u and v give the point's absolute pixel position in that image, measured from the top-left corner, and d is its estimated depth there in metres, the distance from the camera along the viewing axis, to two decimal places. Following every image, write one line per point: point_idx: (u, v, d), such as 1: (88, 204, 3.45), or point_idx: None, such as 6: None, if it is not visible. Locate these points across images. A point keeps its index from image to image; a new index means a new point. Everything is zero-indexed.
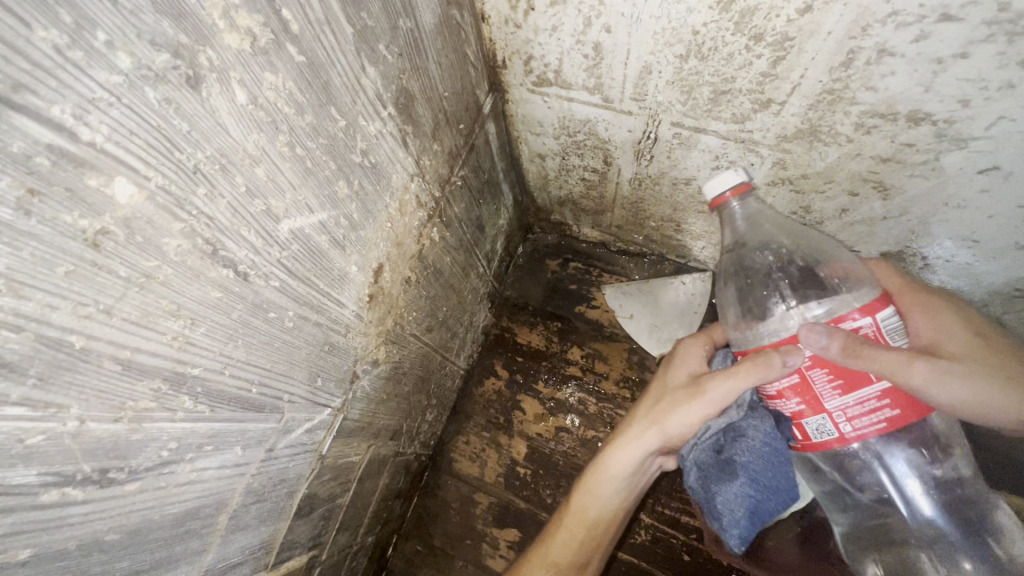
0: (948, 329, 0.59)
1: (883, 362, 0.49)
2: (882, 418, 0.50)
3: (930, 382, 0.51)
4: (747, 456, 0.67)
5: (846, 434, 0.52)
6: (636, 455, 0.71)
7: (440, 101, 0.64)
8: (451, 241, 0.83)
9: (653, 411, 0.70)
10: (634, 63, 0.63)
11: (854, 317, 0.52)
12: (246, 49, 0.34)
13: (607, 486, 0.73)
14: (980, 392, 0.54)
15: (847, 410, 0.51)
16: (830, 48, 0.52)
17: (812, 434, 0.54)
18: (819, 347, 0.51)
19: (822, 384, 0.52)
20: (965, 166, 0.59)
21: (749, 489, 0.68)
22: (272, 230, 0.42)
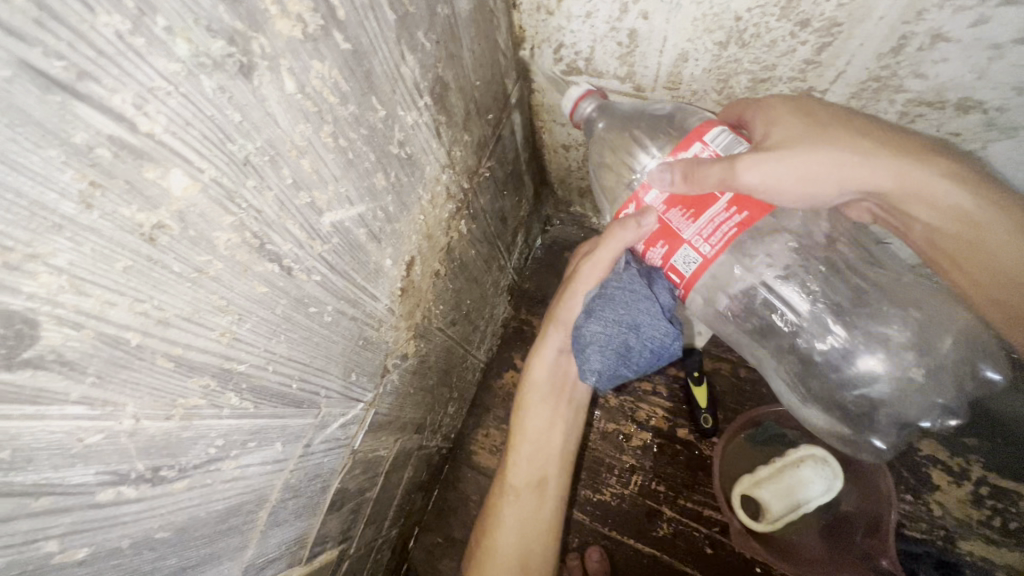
0: (784, 116, 0.56)
1: (714, 177, 0.52)
2: (732, 224, 0.53)
3: (760, 181, 0.52)
4: (614, 296, 0.63)
5: (708, 254, 0.53)
6: (549, 358, 0.75)
7: (472, 90, 0.62)
8: (475, 233, 0.82)
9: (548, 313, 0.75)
10: (670, 50, 0.62)
11: (685, 149, 0.55)
12: (296, 36, 0.33)
13: (537, 398, 0.76)
14: (823, 179, 0.54)
15: (698, 234, 0.54)
16: (882, 33, 0.50)
17: (684, 269, 0.56)
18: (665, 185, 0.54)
19: (676, 218, 0.55)
20: (1013, 155, 0.58)
21: (608, 329, 0.63)
22: (315, 224, 0.41)
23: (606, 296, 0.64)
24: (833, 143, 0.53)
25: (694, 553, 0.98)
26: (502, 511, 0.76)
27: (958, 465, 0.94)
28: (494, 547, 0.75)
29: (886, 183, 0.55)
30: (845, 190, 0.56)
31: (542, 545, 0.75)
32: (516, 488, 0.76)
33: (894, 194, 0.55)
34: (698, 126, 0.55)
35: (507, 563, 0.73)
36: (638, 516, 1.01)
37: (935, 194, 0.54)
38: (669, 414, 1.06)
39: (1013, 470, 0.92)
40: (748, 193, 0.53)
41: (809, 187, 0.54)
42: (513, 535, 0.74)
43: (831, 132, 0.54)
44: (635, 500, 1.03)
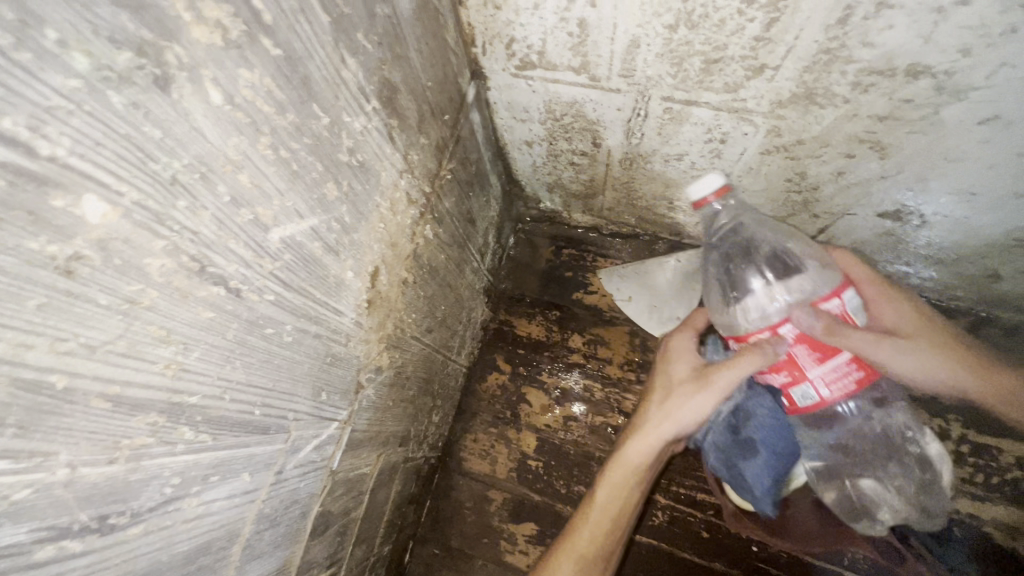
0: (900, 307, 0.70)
1: (852, 340, 0.59)
2: (851, 379, 0.62)
3: (882, 355, 0.63)
4: (761, 432, 0.81)
5: (825, 396, 0.62)
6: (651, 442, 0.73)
7: (424, 92, 0.61)
8: (444, 237, 0.81)
9: (662, 403, 0.74)
10: (622, 37, 0.61)
11: (826, 299, 0.62)
12: (217, 44, 0.31)
13: (627, 478, 0.74)
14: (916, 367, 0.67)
15: (824, 378, 0.61)
16: (828, 5, 0.50)
17: (799, 399, 0.64)
18: (806, 326, 0.60)
19: (804, 357, 0.61)
20: (965, 118, 0.58)
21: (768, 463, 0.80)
22: (261, 242, 0.39)
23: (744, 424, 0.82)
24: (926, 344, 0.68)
25: (691, 539, 0.98)
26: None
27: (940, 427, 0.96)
28: None
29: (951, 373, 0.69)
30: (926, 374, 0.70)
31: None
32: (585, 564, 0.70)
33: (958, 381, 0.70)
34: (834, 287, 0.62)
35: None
36: None
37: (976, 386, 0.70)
38: None
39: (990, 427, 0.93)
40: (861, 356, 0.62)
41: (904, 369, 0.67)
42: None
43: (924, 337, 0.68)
44: None
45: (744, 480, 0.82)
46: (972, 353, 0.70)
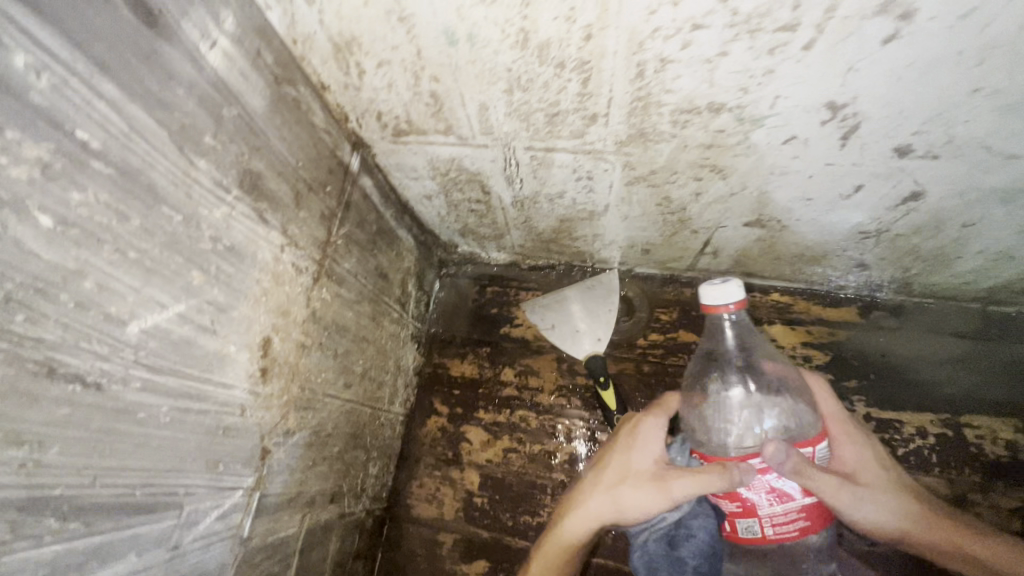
0: (868, 462, 0.73)
1: (812, 485, 0.60)
2: (796, 526, 0.62)
3: (836, 502, 0.63)
4: (694, 553, 0.70)
5: (766, 535, 0.62)
6: (588, 524, 0.74)
7: (295, 172, 0.67)
8: (349, 296, 0.85)
9: (610, 488, 0.73)
10: (470, 103, 0.69)
11: (804, 444, 0.62)
12: (38, 177, 0.36)
13: (558, 556, 0.76)
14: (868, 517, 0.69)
15: (775, 518, 0.61)
16: (622, 64, 0.58)
17: (741, 529, 0.64)
18: (775, 463, 0.59)
19: (761, 496, 0.61)
20: (771, 140, 0.67)
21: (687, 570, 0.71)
22: (119, 336, 0.43)
23: (681, 542, 0.71)
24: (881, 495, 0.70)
25: None
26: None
27: None
28: None
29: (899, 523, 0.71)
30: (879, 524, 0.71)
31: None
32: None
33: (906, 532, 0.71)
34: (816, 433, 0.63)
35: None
36: None
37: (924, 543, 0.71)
38: (588, 423, 1.11)
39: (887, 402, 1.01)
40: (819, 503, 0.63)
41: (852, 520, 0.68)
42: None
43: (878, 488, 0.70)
44: None
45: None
46: (921, 507, 0.72)
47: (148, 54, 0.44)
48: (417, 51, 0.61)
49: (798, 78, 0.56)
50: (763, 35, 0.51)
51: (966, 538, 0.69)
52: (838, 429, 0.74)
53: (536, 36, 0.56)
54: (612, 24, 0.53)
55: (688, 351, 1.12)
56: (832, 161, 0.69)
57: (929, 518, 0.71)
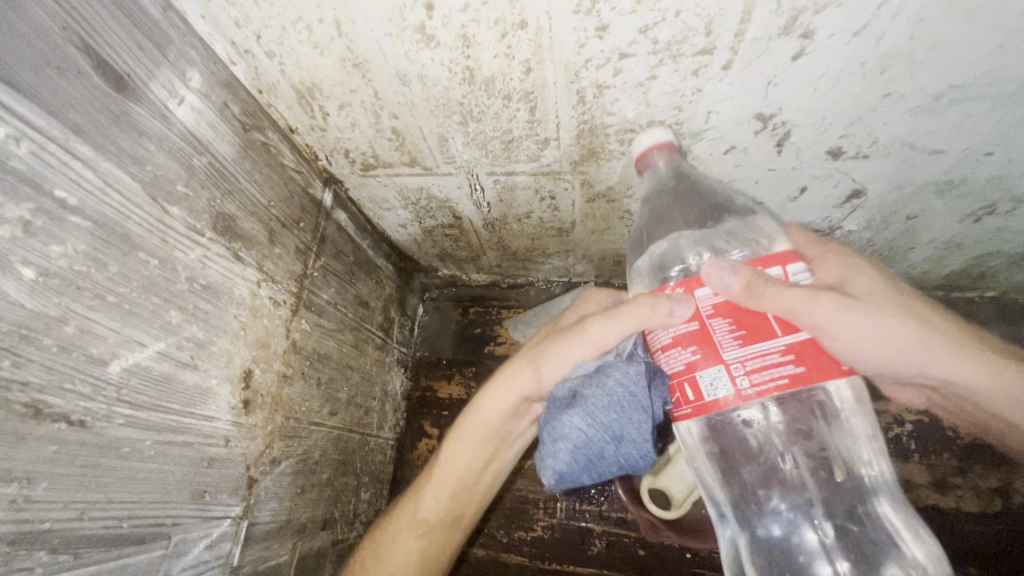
0: (866, 275, 0.61)
1: (782, 303, 0.50)
2: (783, 374, 0.48)
3: (825, 321, 0.53)
4: (599, 394, 0.64)
5: (740, 389, 0.49)
6: (510, 396, 0.77)
7: (268, 211, 0.71)
8: (330, 325, 0.88)
9: (534, 353, 0.75)
10: (430, 136, 0.73)
11: (767, 264, 0.53)
12: (20, 235, 0.39)
13: (478, 433, 0.80)
14: (898, 343, 0.59)
15: (746, 362, 0.49)
16: (564, 92, 0.63)
17: (705, 390, 0.51)
18: (722, 285, 0.52)
19: (722, 334, 0.51)
20: (712, 151, 0.71)
21: (592, 428, 0.64)
22: (101, 376, 0.46)
23: (586, 384, 0.65)
24: (909, 316, 0.59)
25: (629, 560, 1.02)
26: (409, 539, 0.82)
27: None
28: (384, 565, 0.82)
29: (933, 339, 0.60)
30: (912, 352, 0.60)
31: (426, 562, 0.83)
32: (426, 523, 0.82)
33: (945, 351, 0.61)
34: (783, 252, 0.54)
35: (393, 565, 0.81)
36: (572, 540, 1.05)
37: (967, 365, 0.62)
38: None
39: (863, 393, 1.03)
40: (809, 343, 0.50)
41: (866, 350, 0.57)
42: (405, 556, 0.82)
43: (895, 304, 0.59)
44: (566, 527, 1.06)
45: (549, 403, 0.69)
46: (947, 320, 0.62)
47: (120, 115, 0.48)
48: (375, 92, 0.66)
49: (725, 94, 0.61)
50: (685, 59, 0.56)
51: (1007, 367, 0.63)
52: (825, 254, 0.65)
53: (481, 72, 0.60)
54: (547, 58, 0.58)
55: None
56: (774, 166, 0.74)
57: (971, 350, 0.62)
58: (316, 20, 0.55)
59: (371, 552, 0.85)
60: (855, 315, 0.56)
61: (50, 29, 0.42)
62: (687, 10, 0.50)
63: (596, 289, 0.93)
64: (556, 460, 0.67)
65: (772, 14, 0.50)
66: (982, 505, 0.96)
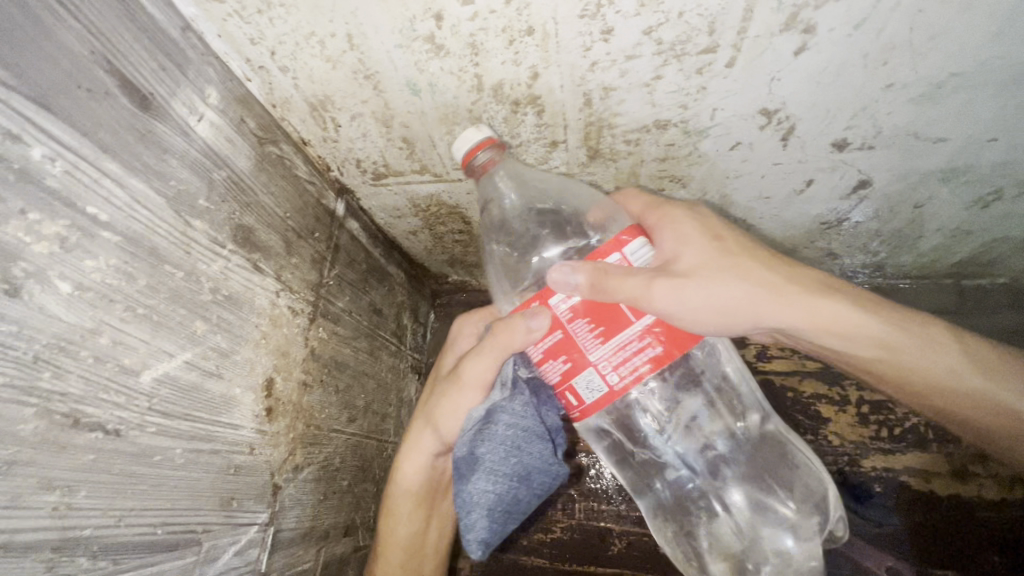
0: (692, 240, 0.67)
1: (624, 289, 0.58)
2: (645, 356, 0.58)
3: (661, 296, 0.59)
4: (494, 447, 0.70)
5: (611, 382, 0.58)
6: (423, 457, 0.83)
7: (284, 222, 0.72)
8: (345, 333, 0.90)
9: (427, 415, 0.83)
10: (440, 143, 0.74)
11: (606, 255, 0.60)
12: (56, 251, 0.41)
13: (405, 496, 0.84)
14: (732, 303, 0.64)
15: (609, 357, 0.59)
16: (570, 95, 0.64)
17: (585, 392, 0.60)
18: (571, 285, 0.59)
19: (585, 336, 0.59)
20: (718, 147, 0.72)
21: (497, 484, 0.70)
22: (133, 386, 0.47)
23: (483, 437, 0.71)
24: (733, 274, 0.65)
25: (650, 559, 1.02)
26: None
27: (839, 395, 1.05)
28: None
29: (768, 297, 0.66)
30: (752, 308, 0.66)
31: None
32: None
33: (783, 303, 0.66)
34: (617, 238, 0.60)
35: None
36: (592, 540, 1.05)
37: (809, 313, 0.68)
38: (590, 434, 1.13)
39: (878, 383, 1.03)
40: (656, 323, 0.59)
41: (703, 315, 0.63)
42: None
43: (722, 264, 0.65)
44: (586, 527, 1.07)
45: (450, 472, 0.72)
46: (778, 276, 0.67)
47: (145, 133, 0.50)
48: (386, 102, 0.67)
49: (729, 91, 0.62)
50: (689, 58, 0.57)
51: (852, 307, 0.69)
52: (658, 223, 0.70)
53: (489, 78, 0.62)
54: (554, 62, 0.59)
55: None
56: (780, 161, 0.74)
57: (808, 299, 0.67)
58: (328, 34, 0.57)
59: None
60: (683, 285, 0.62)
61: (79, 53, 0.44)
62: (691, 10, 0.52)
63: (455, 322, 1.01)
64: (477, 532, 0.70)
65: (773, 10, 0.51)
66: (1001, 492, 0.94)
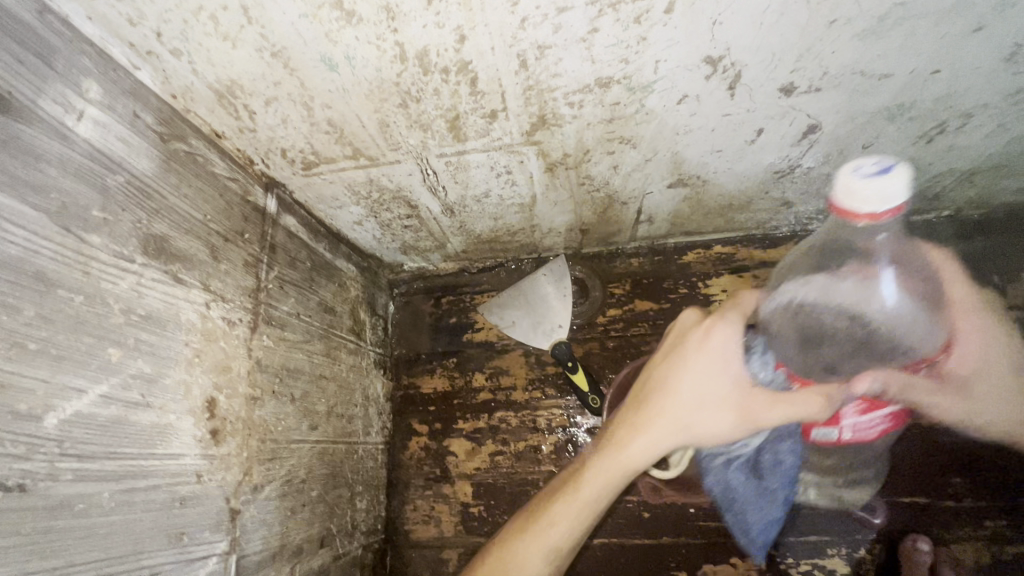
0: (989, 356, 0.73)
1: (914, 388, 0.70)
2: (883, 423, 0.75)
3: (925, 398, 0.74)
4: (775, 474, 0.83)
5: (846, 435, 0.75)
6: (664, 445, 0.71)
7: (206, 226, 0.65)
8: (295, 337, 0.84)
9: (697, 405, 0.70)
10: (369, 122, 0.68)
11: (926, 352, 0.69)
12: None
13: (628, 472, 0.71)
14: (965, 407, 0.78)
15: (850, 426, 0.73)
16: (504, 58, 0.59)
17: (819, 433, 0.76)
18: (870, 390, 0.69)
19: (848, 411, 0.71)
20: (665, 103, 0.69)
21: (783, 492, 0.86)
22: (35, 432, 0.42)
23: (769, 467, 0.82)
24: (988, 394, 0.75)
25: (635, 524, 1.04)
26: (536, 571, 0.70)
27: None
28: None
29: (993, 413, 0.78)
30: (979, 412, 0.79)
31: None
32: (549, 557, 0.70)
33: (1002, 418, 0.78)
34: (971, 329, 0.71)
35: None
36: None
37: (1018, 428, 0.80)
38: (564, 409, 1.13)
39: None
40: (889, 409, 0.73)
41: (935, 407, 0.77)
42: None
43: (992, 388, 0.74)
44: None
45: (727, 488, 0.87)
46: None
47: (6, 138, 0.42)
48: (301, 82, 0.60)
49: (671, 40, 0.58)
50: (625, 6, 0.53)
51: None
52: (969, 324, 0.71)
53: (413, 45, 0.56)
54: (480, 22, 0.54)
55: (648, 319, 1.16)
56: (728, 112, 0.72)
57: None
58: (218, 7, 0.50)
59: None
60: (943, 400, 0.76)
61: None
62: None
63: (717, 317, 0.72)
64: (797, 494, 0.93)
65: None
66: None
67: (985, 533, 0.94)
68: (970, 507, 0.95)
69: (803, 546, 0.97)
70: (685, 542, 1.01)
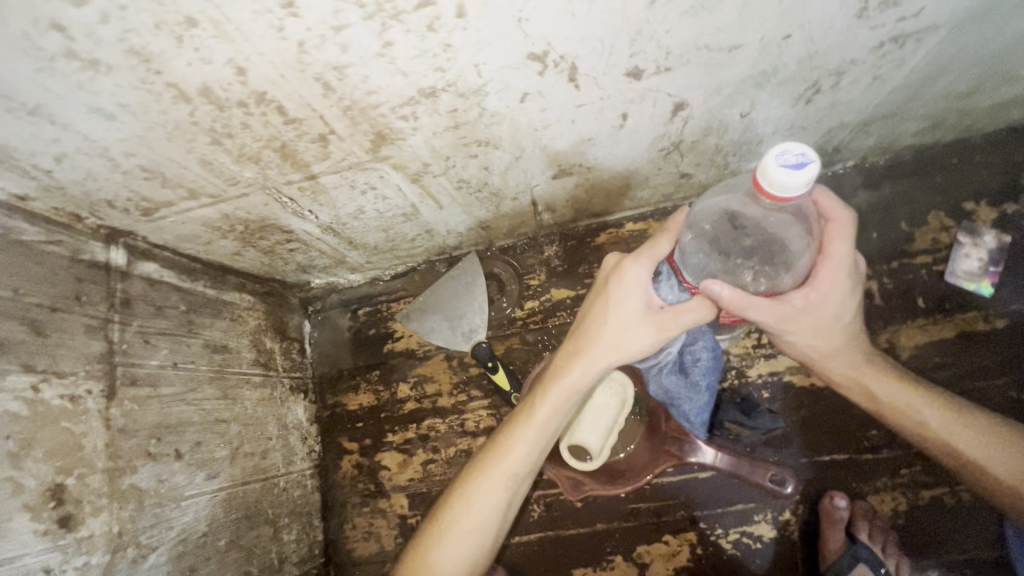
0: (834, 305, 0.69)
1: (750, 307, 0.64)
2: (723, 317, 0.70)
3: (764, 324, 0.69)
4: (701, 363, 0.91)
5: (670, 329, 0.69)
6: (593, 365, 0.73)
7: (19, 302, 0.60)
8: (174, 390, 0.80)
9: (617, 325, 0.71)
10: (187, 163, 0.62)
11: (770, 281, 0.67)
12: None
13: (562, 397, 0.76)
14: (805, 345, 0.76)
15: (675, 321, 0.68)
16: (301, 83, 0.53)
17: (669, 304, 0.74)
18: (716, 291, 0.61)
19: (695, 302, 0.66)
20: (506, 102, 0.63)
21: (710, 383, 0.94)
22: None
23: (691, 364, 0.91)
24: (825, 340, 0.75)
25: (570, 513, 1.04)
26: (491, 492, 0.77)
27: None
28: (453, 520, 0.78)
29: (841, 366, 0.79)
30: (822, 356, 0.78)
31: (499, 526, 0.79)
32: (507, 483, 0.78)
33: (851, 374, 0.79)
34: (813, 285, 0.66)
35: (465, 556, 0.76)
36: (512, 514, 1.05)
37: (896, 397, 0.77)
38: (490, 409, 1.11)
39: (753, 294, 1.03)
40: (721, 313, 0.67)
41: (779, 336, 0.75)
42: (488, 512, 0.78)
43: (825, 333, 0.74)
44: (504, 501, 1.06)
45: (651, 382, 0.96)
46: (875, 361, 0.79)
47: None
48: (83, 135, 0.54)
49: (480, 43, 0.52)
50: (409, 17, 0.47)
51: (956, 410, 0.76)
52: (831, 280, 0.65)
53: (189, 84, 0.50)
54: (249, 52, 0.47)
55: (567, 308, 1.12)
56: (582, 102, 0.67)
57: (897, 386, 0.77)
58: None
59: (421, 554, 0.78)
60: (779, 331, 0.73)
61: None
62: None
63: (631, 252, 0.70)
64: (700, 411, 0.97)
65: None
66: None
67: (902, 481, 0.95)
68: (885, 457, 0.96)
69: (730, 515, 0.99)
70: (619, 526, 1.02)
